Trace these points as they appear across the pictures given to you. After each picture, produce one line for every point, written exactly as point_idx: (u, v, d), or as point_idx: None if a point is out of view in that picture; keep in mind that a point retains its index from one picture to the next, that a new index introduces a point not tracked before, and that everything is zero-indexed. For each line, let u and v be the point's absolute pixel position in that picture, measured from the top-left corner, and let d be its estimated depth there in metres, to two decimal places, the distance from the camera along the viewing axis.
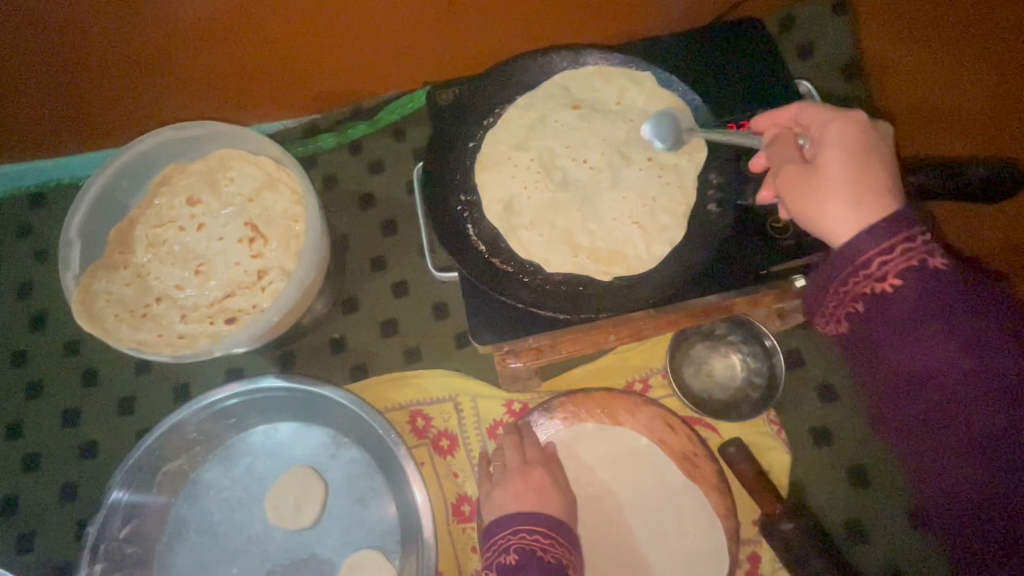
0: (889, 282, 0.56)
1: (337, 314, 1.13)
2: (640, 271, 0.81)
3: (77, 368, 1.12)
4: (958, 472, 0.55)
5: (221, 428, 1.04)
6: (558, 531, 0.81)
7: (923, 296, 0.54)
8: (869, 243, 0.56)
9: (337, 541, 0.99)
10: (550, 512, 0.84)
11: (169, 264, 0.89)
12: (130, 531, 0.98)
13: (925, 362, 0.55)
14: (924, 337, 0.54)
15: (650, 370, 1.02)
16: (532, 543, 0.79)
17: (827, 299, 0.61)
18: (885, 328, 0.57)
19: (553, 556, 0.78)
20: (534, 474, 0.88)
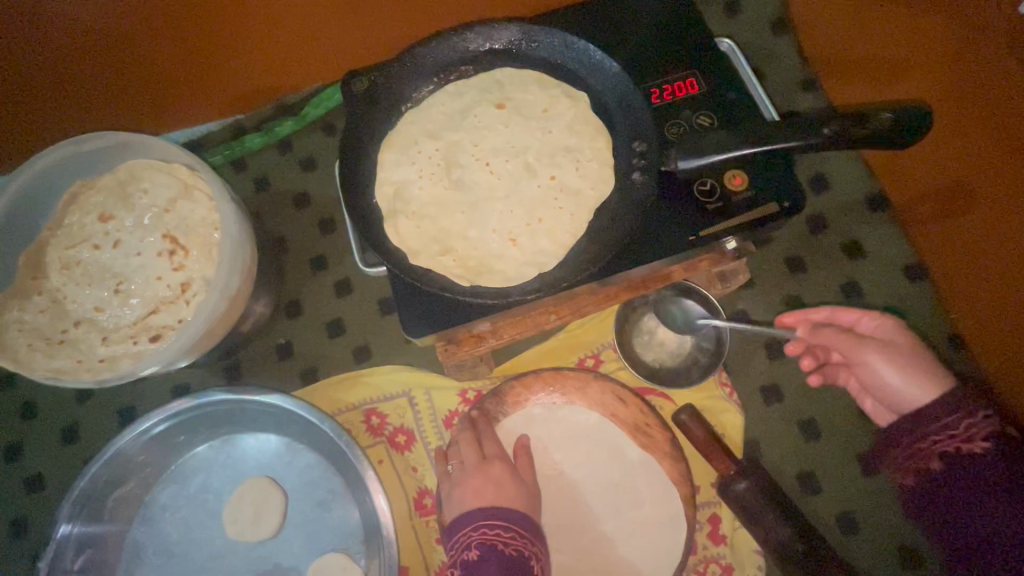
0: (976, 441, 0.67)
1: (282, 318, 1.10)
2: (570, 246, 0.80)
3: (13, 403, 1.07)
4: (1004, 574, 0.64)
5: (171, 448, 1.01)
6: (520, 523, 0.81)
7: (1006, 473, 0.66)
8: (939, 410, 0.69)
9: (301, 548, 0.98)
10: (511, 505, 0.84)
11: (85, 285, 0.84)
12: (85, 562, 0.95)
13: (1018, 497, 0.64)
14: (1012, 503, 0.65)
15: (601, 344, 1.01)
16: (494, 538, 0.79)
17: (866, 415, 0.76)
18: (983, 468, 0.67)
19: (515, 549, 0.78)
20: (491, 466, 0.88)
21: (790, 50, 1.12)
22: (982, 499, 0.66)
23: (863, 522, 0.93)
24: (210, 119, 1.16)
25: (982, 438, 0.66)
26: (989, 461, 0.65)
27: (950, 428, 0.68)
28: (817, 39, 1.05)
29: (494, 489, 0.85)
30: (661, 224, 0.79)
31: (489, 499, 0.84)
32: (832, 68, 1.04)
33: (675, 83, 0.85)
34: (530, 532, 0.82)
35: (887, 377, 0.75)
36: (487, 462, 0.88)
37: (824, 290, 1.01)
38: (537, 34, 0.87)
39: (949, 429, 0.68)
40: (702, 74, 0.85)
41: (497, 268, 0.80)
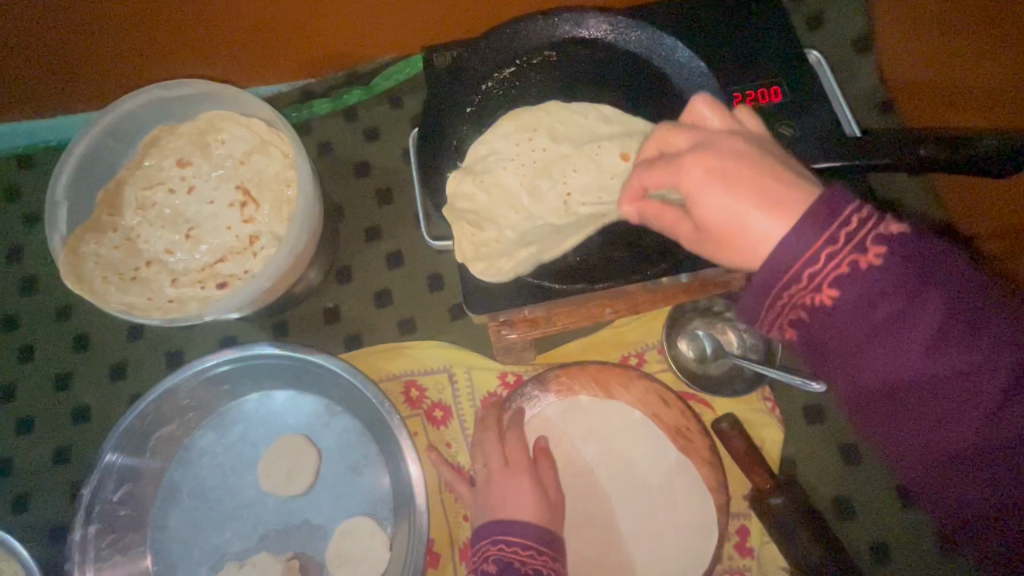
0: (824, 292, 0.53)
1: (332, 283, 1.11)
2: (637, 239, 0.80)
3: (69, 333, 1.11)
4: (943, 465, 0.55)
5: (215, 395, 1.04)
6: (543, 540, 0.78)
7: (893, 279, 0.51)
8: (797, 250, 0.53)
9: (329, 508, 1.00)
10: (532, 519, 0.80)
11: (159, 227, 0.87)
12: (124, 493, 0.98)
13: (887, 366, 0.54)
14: (889, 337, 0.53)
15: (646, 344, 1.02)
16: (511, 554, 0.77)
17: (766, 312, 0.58)
18: (839, 336, 0.55)
19: (534, 568, 0.75)
20: (518, 458, 0.88)
21: (867, 68, 1.09)
22: (852, 343, 0.54)
23: (897, 553, 0.92)
24: (281, 81, 1.18)
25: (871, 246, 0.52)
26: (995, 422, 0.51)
27: (970, 364, 0.51)
28: (897, 62, 1.02)
29: (527, 485, 0.84)
30: None
31: (520, 497, 0.83)
32: (911, 91, 1.01)
33: (759, 90, 0.84)
34: (553, 549, 0.79)
35: (847, 290, 0.53)
36: (512, 459, 0.88)
37: None
38: (624, 28, 0.87)
39: (959, 376, 0.51)
40: (788, 85, 0.84)
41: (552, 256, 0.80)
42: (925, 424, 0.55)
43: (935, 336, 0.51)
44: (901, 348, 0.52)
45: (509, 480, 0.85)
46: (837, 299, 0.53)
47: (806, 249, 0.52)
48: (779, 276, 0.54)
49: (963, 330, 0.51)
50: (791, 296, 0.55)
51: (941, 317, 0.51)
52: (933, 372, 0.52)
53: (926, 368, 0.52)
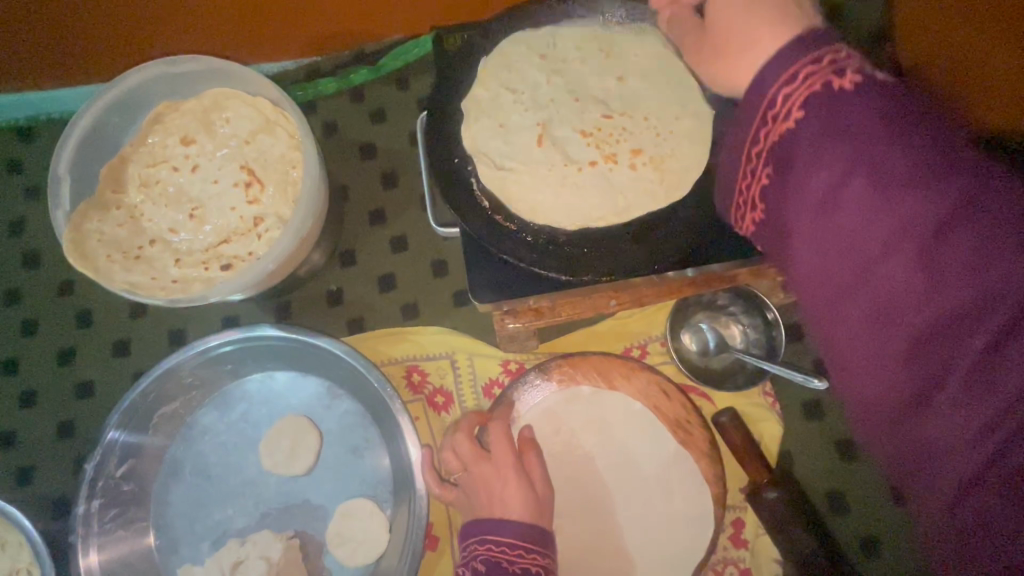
0: (793, 118, 0.51)
1: (335, 265, 1.11)
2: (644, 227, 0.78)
3: (72, 309, 1.11)
4: (894, 387, 0.48)
5: (217, 374, 1.04)
6: (531, 539, 0.78)
7: (871, 118, 0.47)
8: (770, 80, 0.51)
9: (330, 489, 1.01)
10: (520, 519, 0.79)
11: (164, 206, 0.86)
12: (127, 470, 0.99)
13: (843, 235, 0.48)
14: (846, 207, 0.48)
15: (649, 336, 1.02)
16: (496, 555, 0.77)
17: (737, 192, 0.60)
18: (795, 203, 0.51)
19: (520, 568, 0.75)
20: (505, 453, 0.87)
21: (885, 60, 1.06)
22: (806, 213, 0.51)
23: (889, 548, 0.93)
24: (287, 59, 1.16)
25: (801, 107, 0.50)
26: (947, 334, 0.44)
27: (908, 249, 0.45)
28: None
29: (517, 480, 0.84)
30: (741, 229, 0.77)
31: (509, 491, 0.83)
32: None
33: None
34: (541, 547, 0.78)
35: (798, 161, 0.51)
36: (498, 454, 0.87)
37: None
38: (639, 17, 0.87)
39: (889, 264, 0.46)
40: None
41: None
42: (880, 322, 0.48)
43: (865, 206, 0.47)
44: (829, 224, 0.49)
45: (500, 470, 0.86)
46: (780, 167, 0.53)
47: (780, 73, 0.51)
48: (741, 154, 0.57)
49: (923, 204, 0.44)
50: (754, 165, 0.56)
51: (872, 189, 0.46)
52: (862, 259, 0.48)
53: (856, 247, 0.48)
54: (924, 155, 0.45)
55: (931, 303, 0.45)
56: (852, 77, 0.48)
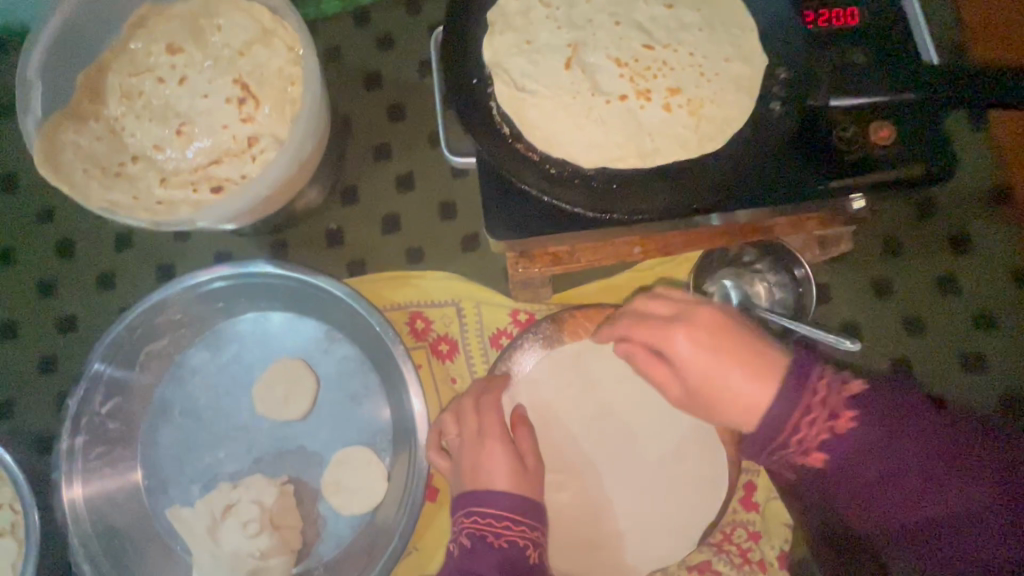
0: (840, 421, 0.62)
1: (336, 203, 1.03)
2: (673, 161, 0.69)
3: (52, 238, 1.04)
4: (959, 499, 0.59)
5: (209, 312, 0.98)
6: (521, 511, 0.75)
7: (881, 412, 0.62)
8: (787, 404, 0.63)
9: (327, 435, 0.96)
10: (509, 490, 0.76)
11: (147, 120, 0.77)
12: (113, 407, 0.94)
13: (894, 479, 0.61)
14: (892, 454, 0.61)
15: (668, 291, 0.96)
16: (482, 529, 0.74)
17: (772, 451, 0.64)
18: (845, 462, 0.62)
19: (506, 541, 0.73)
20: (493, 419, 0.82)
21: None
22: (858, 483, 0.62)
23: None
24: None
25: (844, 408, 0.62)
26: (964, 500, 0.59)
27: (930, 486, 0.60)
28: None
29: (502, 448, 0.79)
30: (785, 173, 0.70)
31: (494, 461, 0.78)
32: None
33: (835, 9, 0.73)
34: (531, 519, 0.75)
35: (842, 444, 0.62)
36: (484, 419, 0.82)
37: (921, 277, 0.96)
38: None
39: (917, 479, 0.60)
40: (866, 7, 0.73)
41: (581, 157, 0.69)
42: (933, 487, 0.60)
43: (901, 449, 0.61)
44: (874, 471, 0.61)
45: (486, 434, 0.81)
46: (837, 452, 0.62)
47: (794, 399, 0.63)
48: (776, 428, 0.63)
49: (928, 445, 0.60)
50: (807, 423, 0.62)
51: (901, 442, 0.61)
52: (895, 476, 0.61)
53: (892, 477, 0.61)
54: (920, 423, 0.62)
55: (978, 497, 0.59)
56: (856, 385, 0.63)
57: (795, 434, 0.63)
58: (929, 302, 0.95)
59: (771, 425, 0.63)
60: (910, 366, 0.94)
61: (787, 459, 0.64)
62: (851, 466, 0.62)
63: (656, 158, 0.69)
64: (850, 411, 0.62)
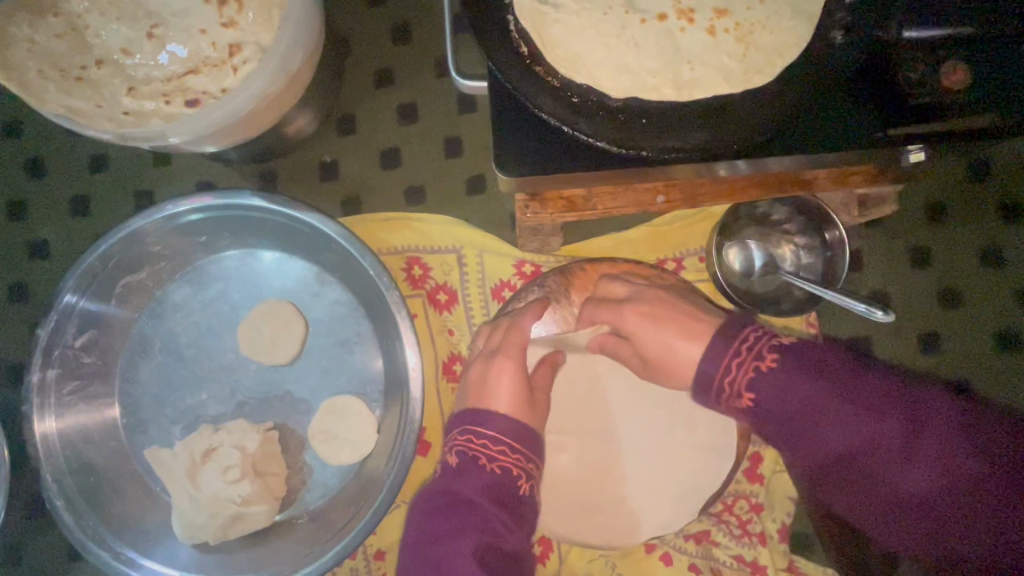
0: (767, 360, 0.60)
1: (330, 133, 0.94)
2: (716, 95, 0.60)
3: (21, 155, 0.95)
4: (942, 469, 0.52)
5: (190, 246, 0.91)
6: (519, 439, 0.68)
7: (847, 363, 0.58)
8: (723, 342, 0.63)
9: (315, 383, 0.91)
10: (509, 415, 0.70)
11: (114, 19, 0.68)
12: (88, 341, 0.88)
13: (855, 436, 0.55)
14: (843, 409, 0.55)
15: (686, 250, 0.89)
16: (475, 451, 0.67)
17: (719, 397, 0.63)
18: (791, 409, 0.58)
19: (496, 466, 0.66)
20: (512, 351, 0.74)
21: None
22: (816, 429, 0.57)
23: None
24: None
25: (771, 352, 0.60)
26: (943, 476, 0.52)
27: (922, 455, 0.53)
28: None
29: (514, 376, 0.72)
30: (830, 113, 0.64)
31: (504, 384, 0.72)
32: None
33: None
34: (527, 450, 0.68)
35: (765, 386, 0.59)
36: (499, 352, 0.74)
37: (959, 248, 0.89)
38: None
39: (885, 441, 0.54)
40: None
41: (608, 84, 0.60)
42: (919, 451, 0.53)
43: (862, 411, 0.55)
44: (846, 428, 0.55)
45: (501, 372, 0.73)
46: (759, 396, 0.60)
47: (730, 338, 0.63)
48: (711, 382, 0.63)
49: (926, 407, 0.54)
50: (739, 364, 0.61)
51: (876, 406, 0.55)
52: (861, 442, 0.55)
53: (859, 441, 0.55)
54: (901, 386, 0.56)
55: (949, 466, 0.52)
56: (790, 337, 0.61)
57: (740, 381, 0.61)
58: (965, 275, 0.88)
59: (706, 376, 0.63)
60: (939, 343, 0.88)
61: (734, 405, 0.62)
62: (789, 411, 0.57)
63: (693, 90, 0.60)
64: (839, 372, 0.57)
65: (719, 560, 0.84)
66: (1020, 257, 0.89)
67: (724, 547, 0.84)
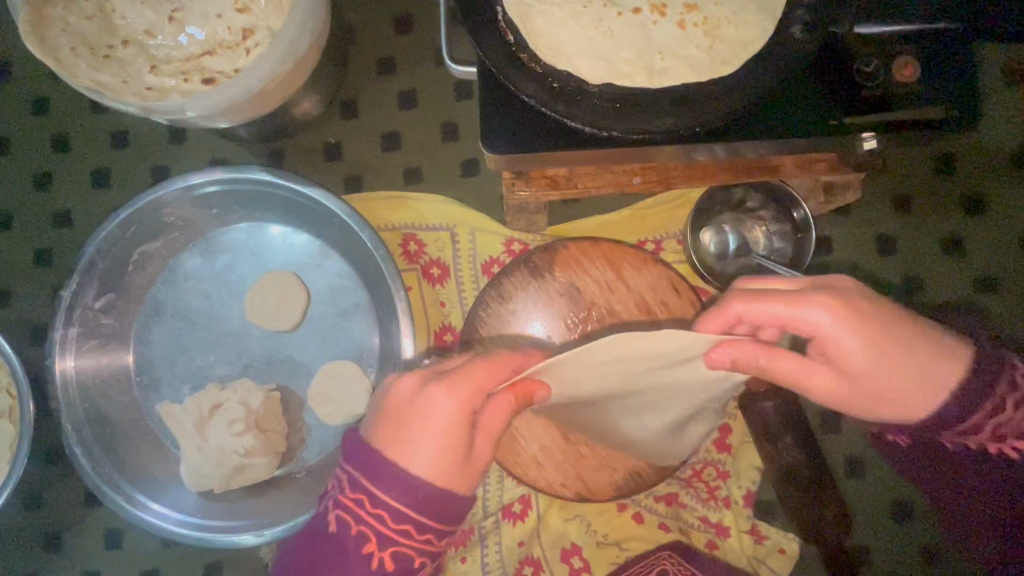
0: (956, 430, 0.64)
1: (335, 116, 1.01)
2: (685, 83, 0.66)
3: (46, 131, 1.02)
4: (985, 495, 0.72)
5: (203, 217, 0.98)
6: (429, 516, 0.56)
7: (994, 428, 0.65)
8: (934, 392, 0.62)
9: (315, 348, 0.98)
10: (431, 481, 0.56)
11: (139, 3, 0.74)
12: (106, 303, 0.95)
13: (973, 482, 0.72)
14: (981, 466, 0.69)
15: (665, 233, 0.95)
16: (367, 519, 0.57)
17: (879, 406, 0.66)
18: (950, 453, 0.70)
19: (382, 547, 0.57)
20: (468, 382, 0.58)
21: None
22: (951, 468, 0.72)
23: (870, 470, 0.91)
24: None
25: (957, 417, 0.63)
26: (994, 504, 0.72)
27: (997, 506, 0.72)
28: None
29: (452, 413, 0.57)
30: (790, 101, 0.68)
31: (427, 427, 0.57)
32: None
33: None
34: (438, 522, 0.57)
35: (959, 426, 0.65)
36: (457, 374, 0.59)
37: (923, 237, 0.94)
38: None
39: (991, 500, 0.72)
40: None
41: (587, 70, 0.66)
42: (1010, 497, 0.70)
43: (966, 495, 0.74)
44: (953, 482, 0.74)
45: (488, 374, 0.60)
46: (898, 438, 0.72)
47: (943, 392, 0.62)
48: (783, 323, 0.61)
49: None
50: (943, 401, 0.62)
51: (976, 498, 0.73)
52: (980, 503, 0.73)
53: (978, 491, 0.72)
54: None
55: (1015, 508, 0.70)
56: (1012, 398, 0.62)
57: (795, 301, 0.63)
58: (929, 263, 0.94)
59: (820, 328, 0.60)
60: None
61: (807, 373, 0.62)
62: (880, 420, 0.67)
63: (664, 77, 0.66)
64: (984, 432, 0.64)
65: (687, 521, 0.90)
66: (981, 246, 0.94)
67: (692, 509, 0.90)
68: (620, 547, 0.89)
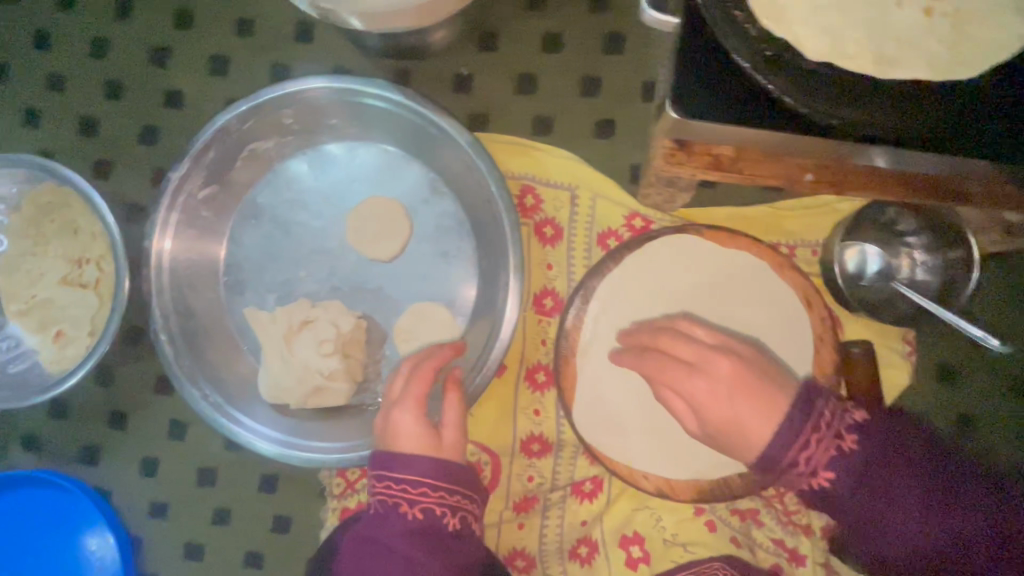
0: (819, 477, 0.62)
1: (472, 44, 0.94)
2: (915, 80, 0.59)
3: (171, 2, 0.97)
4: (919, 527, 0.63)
5: (319, 126, 0.93)
6: (444, 479, 0.73)
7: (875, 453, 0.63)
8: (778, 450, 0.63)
9: (408, 285, 0.94)
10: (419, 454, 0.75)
11: None
12: (209, 195, 0.92)
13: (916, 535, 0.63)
14: (903, 490, 0.63)
15: (802, 240, 0.88)
16: (439, 500, 0.73)
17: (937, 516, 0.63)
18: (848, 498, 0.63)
19: (423, 510, 0.72)
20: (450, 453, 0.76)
21: None
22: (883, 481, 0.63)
23: None
24: None
25: (823, 470, 0.62)
26: (931, 523, 0.63)
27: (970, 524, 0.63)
28: None
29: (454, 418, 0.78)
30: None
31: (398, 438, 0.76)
32: None
33: None
34: (471, 483, 0.76)
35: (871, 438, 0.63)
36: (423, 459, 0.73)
37: None
38: None
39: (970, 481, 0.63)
40: None
41: (809, 43, 0.59)
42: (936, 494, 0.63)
43: (916, 471, 0.64)
44: (890, 495, 0.63)
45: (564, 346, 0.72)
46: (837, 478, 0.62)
47: (791, 444, 0.62)
48: (758, 459, 0.64)
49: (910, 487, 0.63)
50: (818, 441, 0.62)
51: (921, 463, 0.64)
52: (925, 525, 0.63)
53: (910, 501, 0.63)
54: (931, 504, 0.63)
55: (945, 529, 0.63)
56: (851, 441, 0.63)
57: (818, 463, 0.62)
58: None
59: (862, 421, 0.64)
60: None
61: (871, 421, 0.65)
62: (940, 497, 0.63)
63: (892, 68, 0.58)
64: (960, 502, 0.63)
65: (757, 538, 0.87)
66: None
67: (764, 528, 0.87)
68: (685, 549, 0.86)
